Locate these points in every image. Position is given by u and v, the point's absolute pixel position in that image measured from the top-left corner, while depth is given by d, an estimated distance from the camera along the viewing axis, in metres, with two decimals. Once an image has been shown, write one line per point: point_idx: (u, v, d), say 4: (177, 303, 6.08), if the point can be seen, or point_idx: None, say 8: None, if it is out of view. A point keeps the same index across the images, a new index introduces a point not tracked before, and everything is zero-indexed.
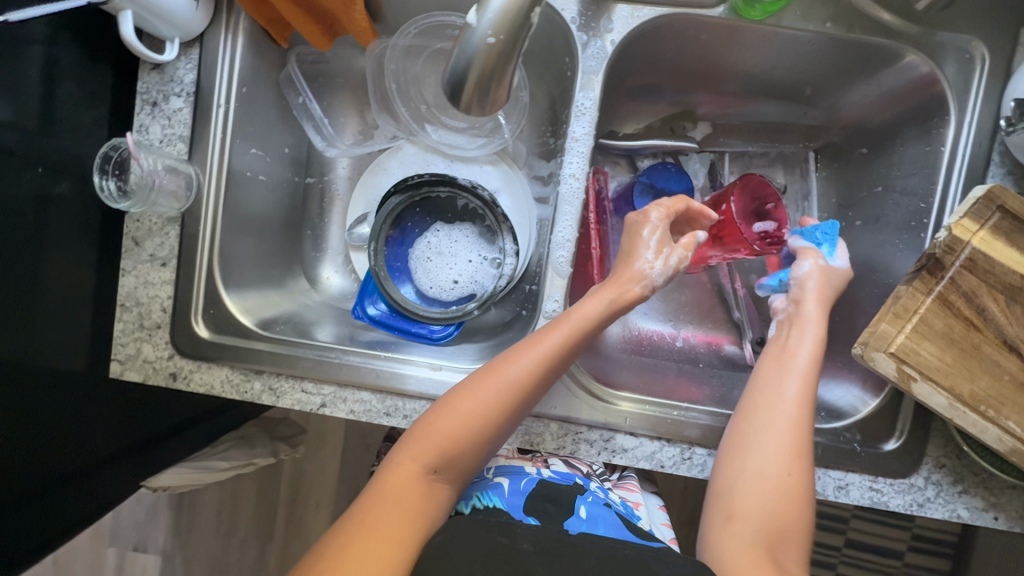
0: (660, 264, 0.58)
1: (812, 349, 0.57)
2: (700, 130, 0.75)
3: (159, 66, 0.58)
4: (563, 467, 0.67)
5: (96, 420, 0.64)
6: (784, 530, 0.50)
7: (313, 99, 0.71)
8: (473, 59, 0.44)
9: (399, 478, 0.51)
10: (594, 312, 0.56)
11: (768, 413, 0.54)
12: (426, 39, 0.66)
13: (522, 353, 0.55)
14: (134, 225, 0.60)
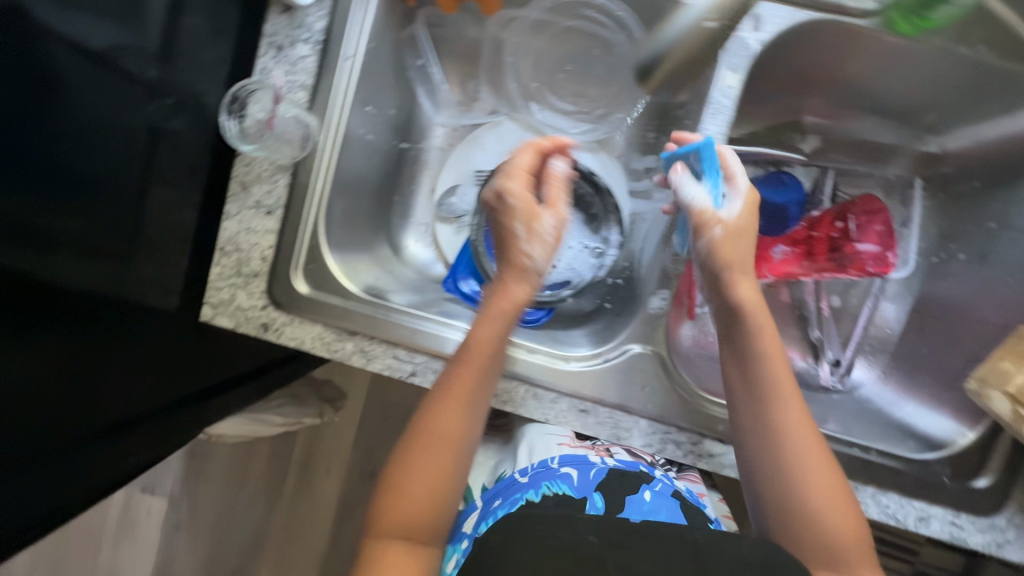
0: (541, 252, 0.55)
1: (779, 398, 0.54)
2: (810, 143, 0.74)
3: (290, 10, 0.57)
4: (627, 455, 0.71)
5: (168, 364, 0.66)
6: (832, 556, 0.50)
7: (433, 62, 0.70)
8: (675, 47, 0.61)
9: (389, 561, 0.51)
10: (493, 334, 0.54)
11: (770, 460, 0.53)
12: (557, 15, 0.66)
13: (448, 404, 0.54)
14: (243, 169, 0.58)
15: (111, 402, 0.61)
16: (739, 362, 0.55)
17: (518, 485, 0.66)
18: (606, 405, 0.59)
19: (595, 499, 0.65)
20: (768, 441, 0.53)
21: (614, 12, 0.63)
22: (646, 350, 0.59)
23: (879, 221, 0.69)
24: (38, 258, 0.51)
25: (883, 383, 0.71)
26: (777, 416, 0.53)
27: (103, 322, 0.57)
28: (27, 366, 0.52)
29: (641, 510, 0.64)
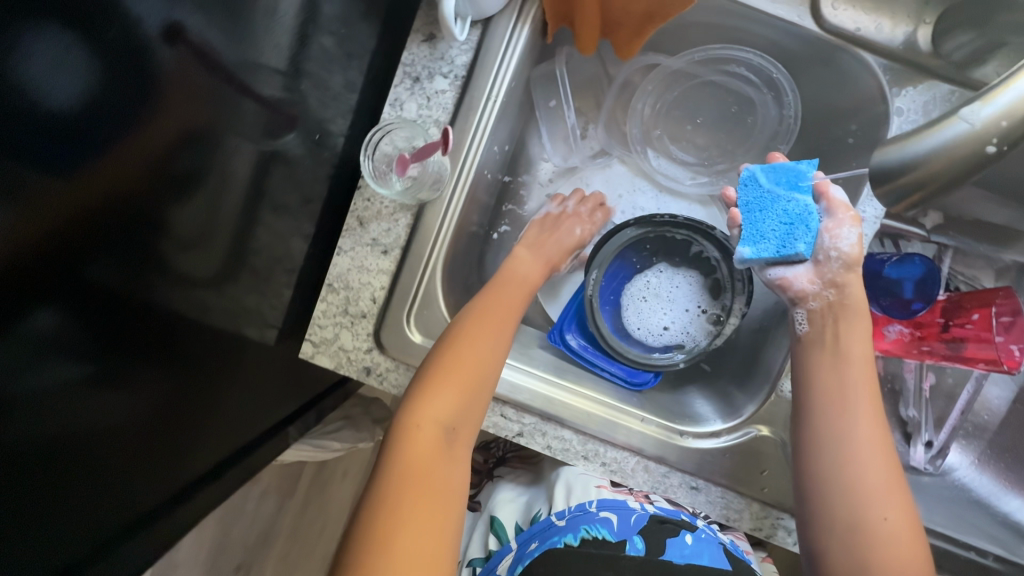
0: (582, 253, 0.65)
1: (862, 450, 0.49)
2: (930, 220, 0.70)
3: (432, 40, 0.53)
4: (667, 504, 0.69)
5: (241, 378, 0.62)
6: None
7: (569, 105, 0.66)
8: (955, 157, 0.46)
9: (419, 459, 0.48)
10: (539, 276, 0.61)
11: (846, 494, 0.49)
12: (702, 67, 0.61)
13: (490, 318, 0.55)
14: (363, 204, 0.55)
15: (179, 419, 0.57)
16: (821, 400, 0.51)
17: (555, 527, 0.65)
18: (719, 484, 0.56)
19: (634, 541, 0.63)
20: (841, 492, 0.49)
21: (771, 73, 0.58)
22: (762, 432, 0.57)
23: (1008, 309, 0.61)
24: (138, 280, 0.45)
25: (980, 470, 0.70)
26: (857, 469, 0.49)
27: (121, 335, 0.46)
28: (107, 386, 0.47)
29: (685, 554, 0.62)
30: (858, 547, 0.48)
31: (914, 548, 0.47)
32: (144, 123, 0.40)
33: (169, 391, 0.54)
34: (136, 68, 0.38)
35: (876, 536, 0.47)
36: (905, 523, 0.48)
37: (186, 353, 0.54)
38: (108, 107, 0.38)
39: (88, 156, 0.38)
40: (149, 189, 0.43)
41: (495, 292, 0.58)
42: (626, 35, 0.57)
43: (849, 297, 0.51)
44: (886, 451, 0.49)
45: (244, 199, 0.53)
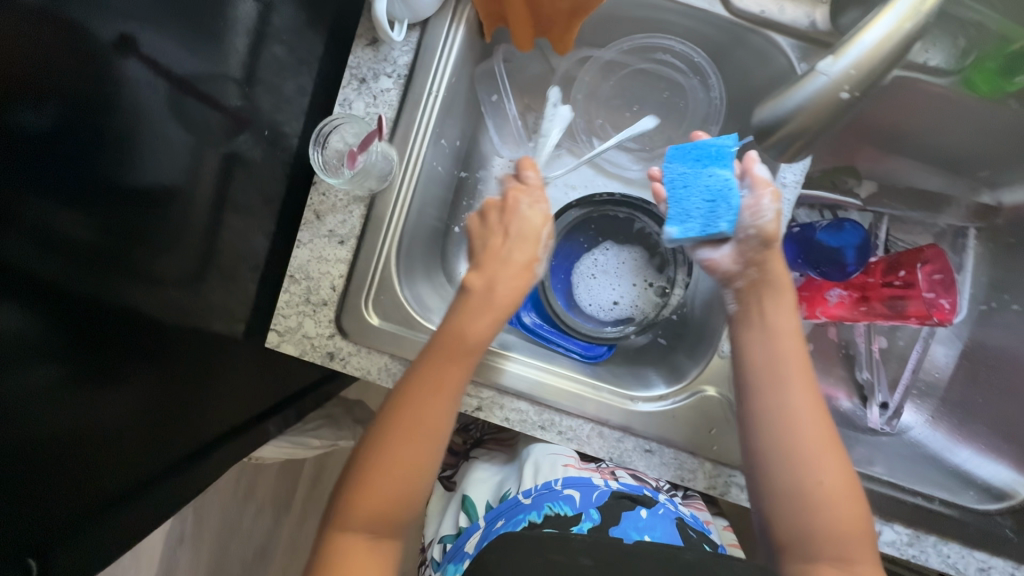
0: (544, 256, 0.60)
1: (797, 420, 0.52)
2: (865, 188, 0.74)
3: (375, 43, 0.57)
4: (630, 479, 0.73)
5: (222, 386, 0.66)
6: (841, 543, 0.50)
7: (508, 98, 0.70)
8: (805, 105, 0.50)
9: (346, 556, 0.51)
10: (486, 330, 0.56)
11: (786, 459, 0.52)
12: (632, 57, 0.66)
13: (425, 404, 0.54)
14: (319, 198, 0.58)
15: (159, 426, 0.60)
16: (757, 380, 0.54)
17: (522, 505, 0.69)
18: (670, 446, 0.59)
19: (591, 514, 0.66)
20: (781, 460, 0.52)
21: (693, 58, 0.63)
22: (709, 393, 0.60)
23: (938, 268, 0.64)
24: (107, 281, 0.49)
25: (933, 427, 0.71)
26: (794, 438, 0.52)
27: (87, 349, 0.50)
28: (82, 391, 0.51)
29: (639, 526, 0.65)
30: (802, 507, 0.51)
31: (851, 502, 0.51)
32: (104, 132, 0.45)
33: (139, 402, 0.57)
34: (97, 81, 0.43)
35: (814, 496, 0.51)
36: (841, 482, 0.51)
37: (151, 362, 0.56)
38: (76, 124, 0.43)
39: (54, 165, 0.42)
40: (113, 192, 0.47)
41: (432, 366, 0.54)
42: (557, 31, 0.61)
43: (772, 274, 0.55)
44: (820, 420, 0.53)
45: (205, 203, 0.56)
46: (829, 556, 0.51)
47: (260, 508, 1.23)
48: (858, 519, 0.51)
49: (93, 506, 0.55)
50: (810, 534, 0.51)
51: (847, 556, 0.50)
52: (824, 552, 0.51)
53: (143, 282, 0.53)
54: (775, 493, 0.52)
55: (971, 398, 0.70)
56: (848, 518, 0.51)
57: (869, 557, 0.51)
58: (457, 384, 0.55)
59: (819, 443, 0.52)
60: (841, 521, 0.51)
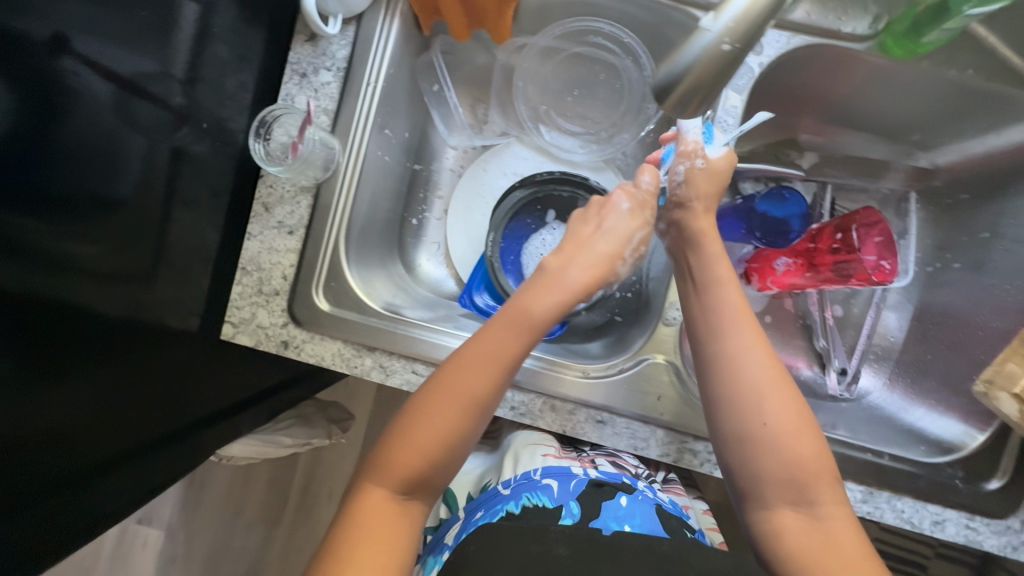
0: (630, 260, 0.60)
1: (742, 363, 0.53)
2: (807, 160, 0.77)
3: (313, 39, 0.59)
4: (610, 466, 0.69)
5: (188, 382, 0.66)
6: (809, 488, 0.50)
7: (449, 88, 0.73)
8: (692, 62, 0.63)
9: (371, 506, 0.50)
10: (545, 306, 0.56)
11: (743, 409, 0.52)
12: (566, 42, 0.68)
13: (471, 365, 0.53)
14: (267, 191, 0.60)
15: (124, 430, 0.60)
16: (704, 325, 0.55)
17: (501, 496, 0.65)
18: (622, 415, 0.60)
19: (570, 508, 0.63)
20: (734, 406, 0.52)
21: (623, 39, 0.66)
22: (658, 359, 0.62)
23: (878, 229, 0.66)
24: (61, 282, 0.51)
25: (890, 390, 0.72)
26: (743, 380, 0.52)
27: (49, 341, 0.51)
28: (44, 396, 0.51)
29: (618, 515, 0.61)
30: (762, 455, 0.51)
31: (807, 439, 0.51)
32: (59, 129, 0.47)
33: (106, 397, 0.57)
34: (38, 84, 0.45)
35: (763, 438, 0.51)
36: (787, 420, 0.51)
37: (115, 355, 0.57)
38: (32, 124, 0.45)
39: (12, 166, 0.44)
40: (62, 193, 0.49)
41: (489, 329, 0.55)
42: (491, 21, 0.63)
43: (694, 229, 0.58)
44: (767, 361, 0.53)
45: (155, 199, 0.57)
46: (796, 502, 0.50)
47: (247, 522, 1.22)
48: (818, 456, 0.51)
49: (53, 509, 0.56)
50: (777, 480, 0.51)
51: (808, 495, 0.50)
52: (791, 497, 0.51)
53: (100, 277, 0.54)
54: (735, 444, 0.52)
55: (921, 357, 0.71)
56: (807, 455, 0.51)
57: (836, 498, 0.50)
58: (513, 354, 0.54)
59: (768, 383, 0.52)
60: (798, 458, 0.50)
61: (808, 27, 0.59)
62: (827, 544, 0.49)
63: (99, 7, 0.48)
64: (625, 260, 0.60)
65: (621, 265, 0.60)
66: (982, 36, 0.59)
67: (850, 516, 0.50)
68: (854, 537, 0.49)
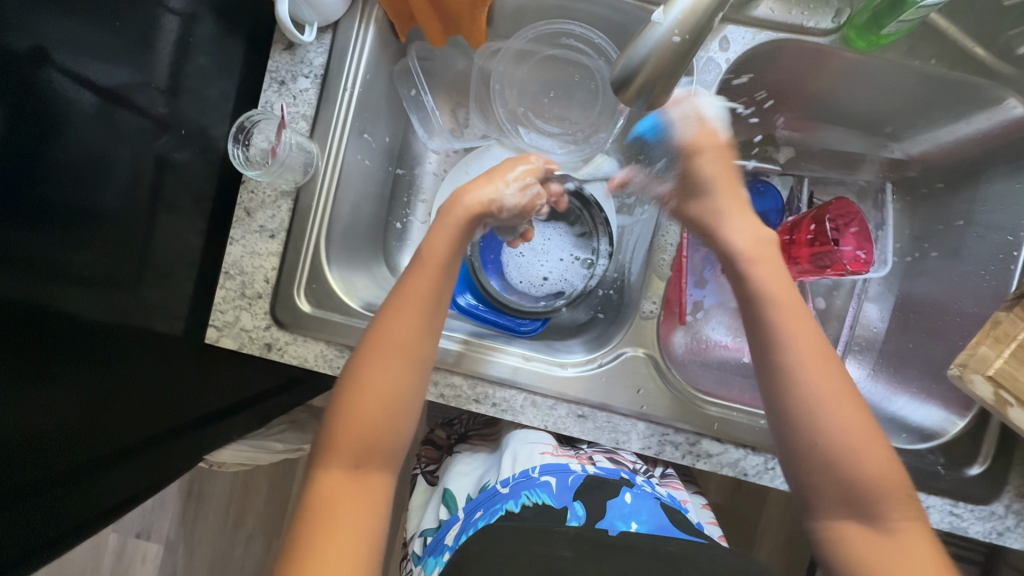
0: (515, 191, 0.57)
1: (802, 382, 0.51)
2: (783, 154, 0.76)
3: (291, 48, 0.61)
4: (608, 462, 0.68)
5: (176, 387, 0.67)
6: (875, 498, 0.50)
7: (426, 91, 0.74)
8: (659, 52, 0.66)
9: (331, 485, 0.51)
10: (443, 244, 0.55)
11: (808, 425, 0.51)
12: (540, 45, 0.69)
13: (396, 322, 0.53)
14: (248, 196, 0.61)
15: (113, 434, 0.61)
16: (761, 343, 0.54)
17: (500, 495, 0.64)
18: (603, 409, 0.61)
19: (575, 508, 0.61)
20: (803, 422, 0.51)
21: (595, 39, 0.67)
22: (638, 353, 0.62)
23: (853, 220, 0.68)
24: (46, 288, 0.51)
25: (874, 379, 0.72)
26: (803, 398, 0.51)
27: (39, 347, 0.52)
28: (31, 402, 0.52)
29: (623, 513, 0.60)
30: (827, 469, 0.51)
31: (875, 452, 0.50)
32: (46, 140, 0.49)
33: (95, 402, 0.58)
34: (22, 96, 0.46)
35: (825, 458, 0.51)
36: (853, 436, 0.50)
37: (102, 360, 0.58)
38: (20, 137, 0.47)
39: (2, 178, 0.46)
40: (46, 201, 0.50)
41: (407, 283, 0.54)
42: (465, 27, 0.65)
43: (755, 239, 0.55)
44: (830, 376, 0.52)
45: (139, 207, 0.59)
46: (865, 515, 0.50)
47: (246, 533, 1.22)
48: (887, 471, 0.50)
49: (44, 517, 0.56)
50: (847, 492, 0.50)
51: (870, 509, 0.50)
52: (858, 509, 0.50)
53: (85, 282, 0.55)
54: (805, 460, 0.52)
55: (902, 346, 0.71)
56: (877, 472, 0.50)
57: (907, 514, 0.49)
58: (429, 300, 0.54)
59: (830, 399, 0.51)
60: (869, 474, 0.50)
61: (773, 22, 0.60)
62: (892, 556, 0.48)
63: (79, 21, 0.49)
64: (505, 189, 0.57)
65: (503, 192, 0.56)
66: (943, 27, 0.61)
67: (925, 530, 0.49)
68: (928, 550, 0.49)
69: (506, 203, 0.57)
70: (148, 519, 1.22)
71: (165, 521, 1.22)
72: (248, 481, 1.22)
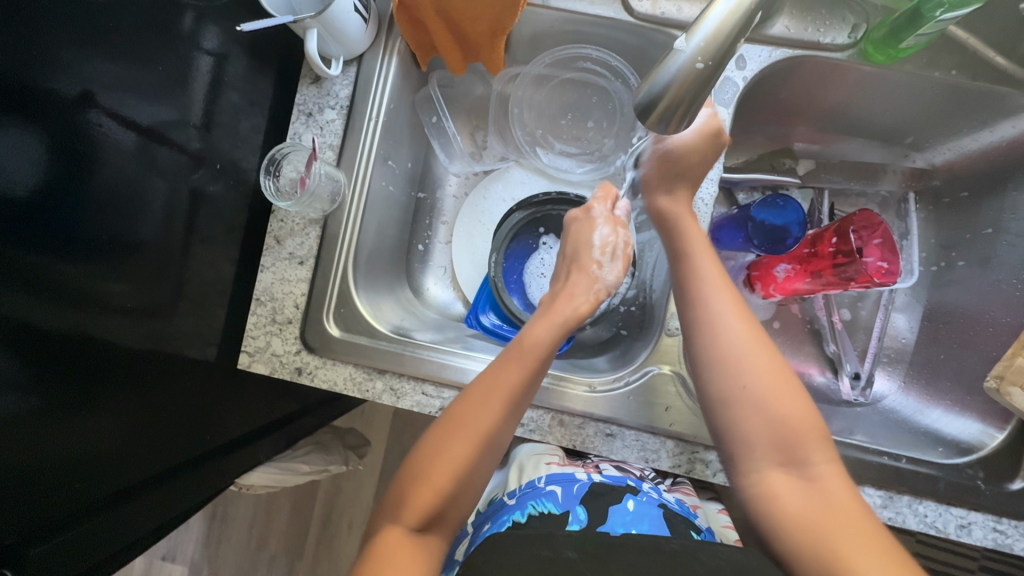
0: (611, 265, 0.60)
1: (721, 331, 0.54)
2: (802, 166, 0.77)
3: (318, 81, 0.63)
4: (614, 470, 0.67)
5: (207, 415, 0.68)
6: (793, 443, 0.50)
7: (447, 118, 0.77)
8: None
9: (388, 545, 0.50)
10: (547, 336, 0.57)
11: (723, 367, 0.53)
12: (557, 69, 0.72)
13: (482, 402, 0.54)
14: (278, 224, 0.63)
15: (148, 460, 0.63)
16: (688, 295, 0.57)
17: (506, 507, 0.64)
18: (631, 428, 0.61)
19: (577, 513, 0.61)
20: (715, 368, 0.53)
21: (611, 62, 0.68)
22: (664, 370, 0.62)
23: (879, 233, 0.66)
24: (87, 319, 0.53)
25: (905, 392, 0.71)
26: (721, 346, 0.53)
27: (77, 381, 0.54)
28: (61, 434, 0.53)
29: (625, 520, 0.60)
30: (751, 415, 0.51)
31: (789, 397, 0.51)
32: (91, 181, 0.51)
33: (130, 431, 0.60)
34: (69, 138, 0.49)
35: (746, 400, 0.52)
36: (769, 381, 0.52)
37: (138, 391, 0.60)
38: (63, 178, 0.49)
39: (43, 219, 0.48)
40: (86, 235, 0.52)
41: (500, 365, 0.56)
42: (484, 55, 0.66)
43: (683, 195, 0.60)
44: (741, 317, 0.55)
45: (175, 237, 0.60)
46: (784, 456, 0.50)
47: (270, 556, 1.23)
48: (800, 414, 0.51)
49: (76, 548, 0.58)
50: (769, 436, 0.51)
51: (795, 455, 0.50)
52: (778, 451, 0.50)
53: (125, 313, 0.57)
54: (731, 409, 0.52)
55: (934, 357, 0.70)
56: (790, 413, 0.51)
57: (827, 456, 0.50)
58: (516, 387, 0.54)
59: (748, 350, 0.53)
60: (783, 417, 0.51)
61: (789, 39, 0.60)
62: (821, 506, 0.47)
63: (121, 63, 0.52)
64: (600, 259, 0.61)
65: (603, 271, 0.60)
66: (962, 37, 0.60)
67: (844, 477, 0.50)
68: (850, 491, 0.49)
69: (608, 286, 0.60)
70: (173, 541, 1.23)
71: (191, 543, 1.24)
72: (272, 503, 1.23)
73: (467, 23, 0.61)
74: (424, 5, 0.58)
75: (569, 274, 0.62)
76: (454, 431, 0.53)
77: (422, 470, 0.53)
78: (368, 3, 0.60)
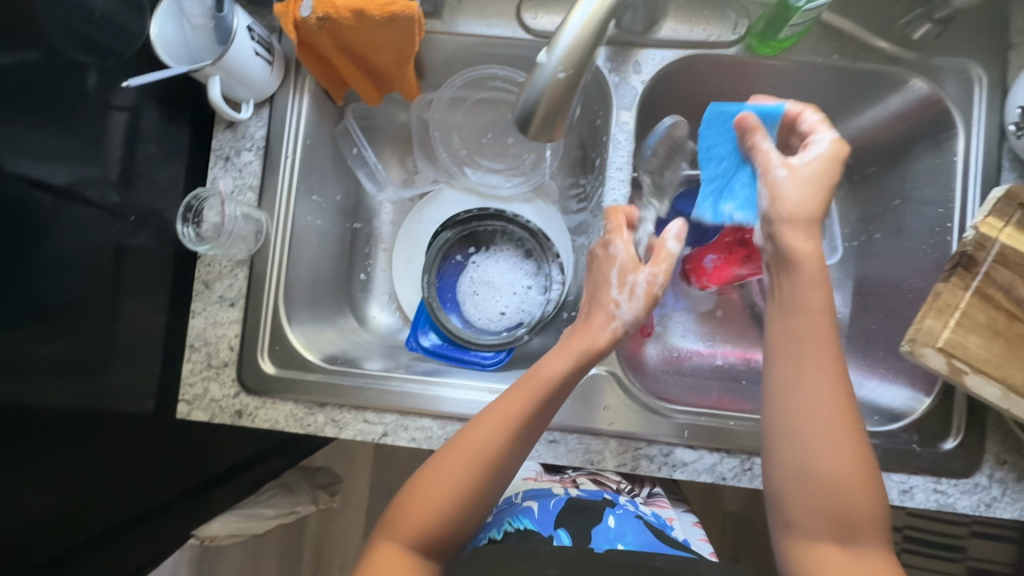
0: (629, 303, 0.58)
1: (813, 394, 0.51)
2: None
3: (232, 125, 0.65)
4: (591, 485, 0.68)
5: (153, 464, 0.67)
6: (851, 519, 0.49)
7: (368, 148, 0.78)
8: None
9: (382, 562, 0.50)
10: (558, 371, 0.56)
11: (795, 433, 0.51)
12: (470, 90, 0.74)
13: (495, 427, 0.54)
14: (205, 269, 0.64)
15: (94, 517, 0.62)
16: (780, 351, 0.54)
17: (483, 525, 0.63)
18: (573, 432, 0.61)
19: (560, 535, 0.60)
20: (789, 431, 0.52)
21: (518, 80, 0.72)
22: (600, 370, 0.63)
23: None
24: (14, 386, 0.52)
25: None
26: (805, 416, 0.51)
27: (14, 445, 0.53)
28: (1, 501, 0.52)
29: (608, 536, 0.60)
30: (819, 481, 0.50)
31: (856, 475, 0.50)
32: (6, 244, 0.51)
33: (72, 490, 0.59)
34: None
35: (814, 471, 0.50)
36: (838, 464, 0.50)
37: (77, 449, 0.59)
38: None
39: None
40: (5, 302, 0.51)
41: (513, 392, 0.56)
42: (393, 84, 0.68)
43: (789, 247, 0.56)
44: (836, 390, 0.52)
45: (100, 294, 0.60)
46: (840, 527, 0.49)
47: None
48: (868, 500, 0.49)
49: None
50: (833, 505, 0.49)
51: (850, 530, 0.49)
52: (835, 520, 0.49)
53: (54, 375, 0.56)
54: (806, 475, 0.50)
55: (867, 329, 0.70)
56: (855, 489, 0.49)
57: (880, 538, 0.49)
58: (526, 432, 0.54)
59: (836, 416, 0.51)
60: (847, 495, 0.49)
61: (679, 40, 0.64)
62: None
63: (23, 128, 0.52)
64: (618, 301, 0.59)
65: (621, 311, 0.58)
66: (838, 23, 0.65)
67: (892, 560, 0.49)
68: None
69: (626, 324, 0.58)
70: None
71: None
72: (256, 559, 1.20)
73: (370, 55, 0.63)
74: (324, 43, 0.60)
75: (587, 313, 0.60)
76: (456, 452, 0.53)
77: (422, 488, 0.53)
78: (270, 46, 0.62)
